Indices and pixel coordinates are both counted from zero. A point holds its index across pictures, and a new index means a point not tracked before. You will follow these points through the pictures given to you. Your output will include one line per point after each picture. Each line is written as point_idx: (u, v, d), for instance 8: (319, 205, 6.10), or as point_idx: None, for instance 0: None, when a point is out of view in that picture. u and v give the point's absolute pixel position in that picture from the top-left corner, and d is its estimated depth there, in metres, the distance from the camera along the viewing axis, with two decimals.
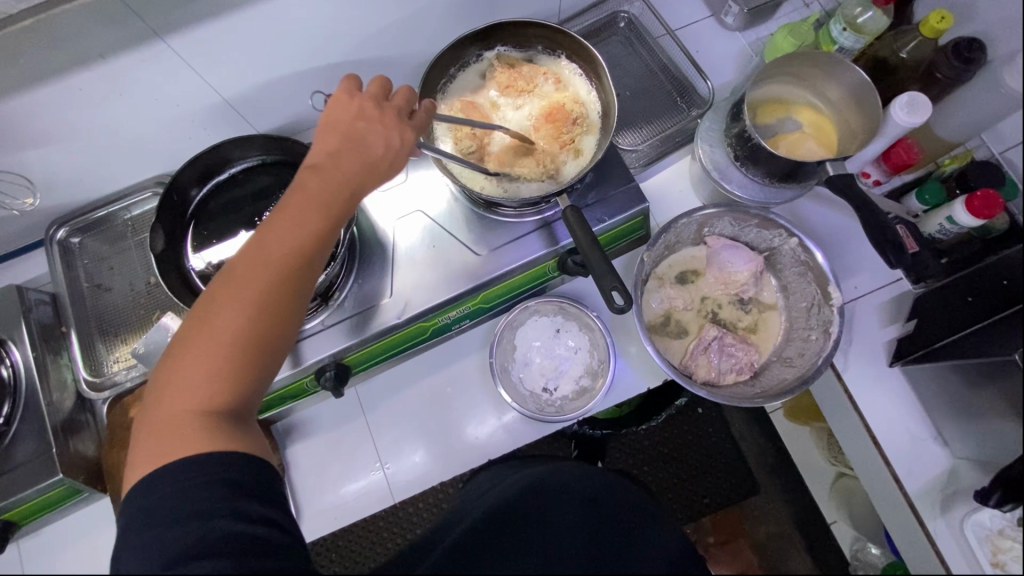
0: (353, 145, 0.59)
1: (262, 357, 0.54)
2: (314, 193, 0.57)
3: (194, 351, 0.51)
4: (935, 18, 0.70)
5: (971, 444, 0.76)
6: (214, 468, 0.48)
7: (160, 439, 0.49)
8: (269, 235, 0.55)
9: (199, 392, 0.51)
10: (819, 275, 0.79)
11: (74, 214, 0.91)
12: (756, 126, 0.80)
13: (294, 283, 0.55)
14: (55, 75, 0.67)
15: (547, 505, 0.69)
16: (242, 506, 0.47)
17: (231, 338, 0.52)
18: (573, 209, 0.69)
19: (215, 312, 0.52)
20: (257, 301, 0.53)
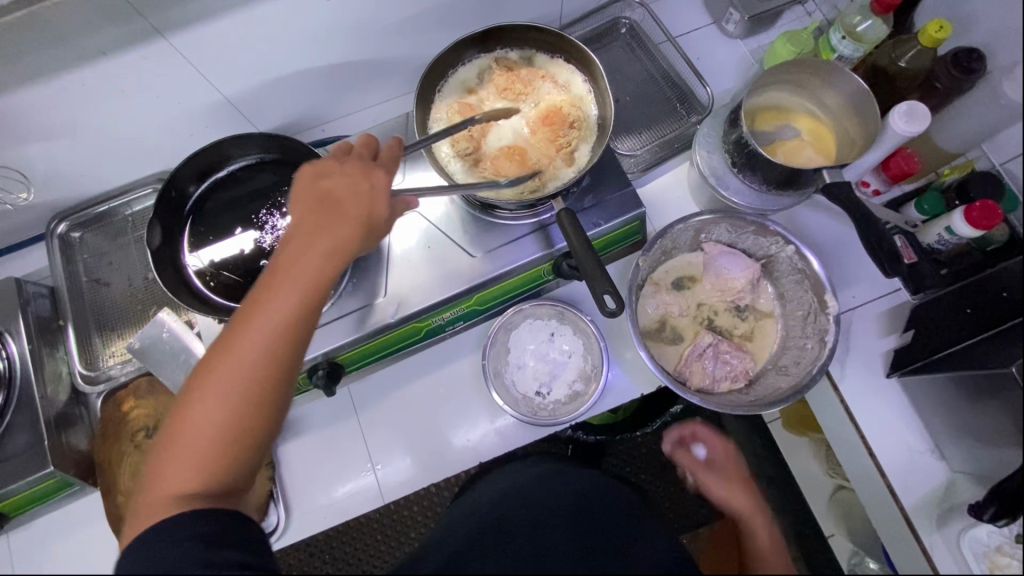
0: (327, 214, 0.58)
1: (246, 440, 0.52)
2: (292, 268, 0.56)
3: (172, 433, 0.51)
4: (934, 27, 0.69)
5: (968, 458, 0.75)
6: (195, 526, 0.48)
7: (147, 521, 0.49)
8: (245, 317, 0.54)
9: (182, 477, 0.50)
10: (815, 283, 0.78)
11: (75, 209, 0.91)
12: (755, 133, 0.80)
13: (274, 363, 0.53)
14: (57, 71, 0.68)
15: (537, 514, 0.69)
16: (209, 554, 0.47)
17: (211, 424, 0.51)
18: (568, 212, 0.69)
19: (194, 398, 0.51)
20: (234, 386, 0.52)
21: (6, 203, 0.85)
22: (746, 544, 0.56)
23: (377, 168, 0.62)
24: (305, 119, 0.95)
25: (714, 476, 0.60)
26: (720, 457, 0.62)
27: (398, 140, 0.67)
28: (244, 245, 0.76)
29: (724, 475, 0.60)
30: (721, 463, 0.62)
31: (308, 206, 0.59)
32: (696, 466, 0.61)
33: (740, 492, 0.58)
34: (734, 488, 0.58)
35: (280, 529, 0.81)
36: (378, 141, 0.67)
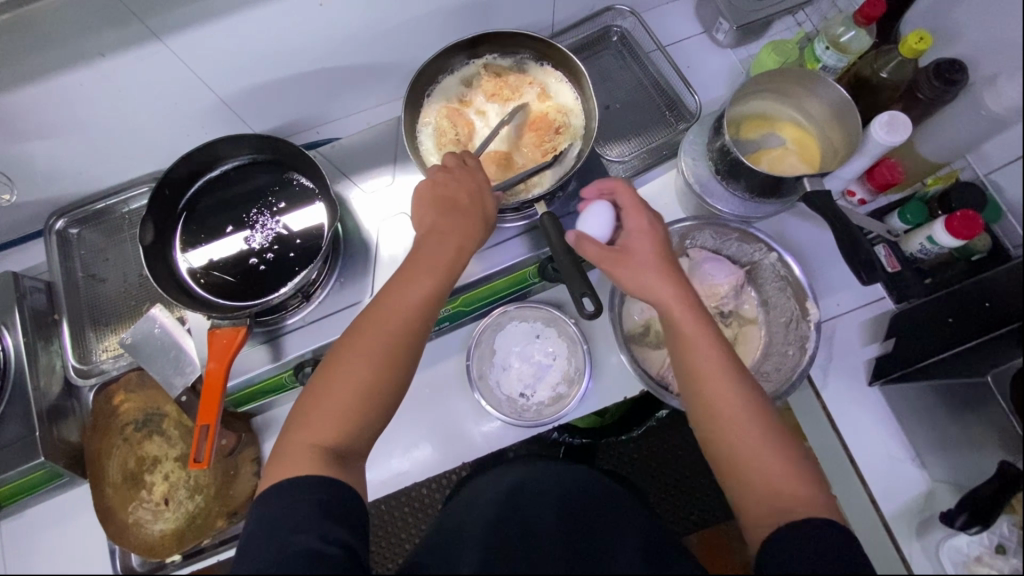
0: (448, 211, 0.66)
1: (379, 403, 0.60)
2: (422, 255, 0.65)
3: (321, 391, 0.59)
4: (914, 38, 0.70)
5: (948, 466, 0.75)
6: (303, 491, 0.52)
7: (286, 465, 0.56)
8: (389, 297, 0.63)
9: (325, 429, 0.58)
10: (798, 289, 0.79)
11: (73, 206, 0.93)
12: (739, 141, 0.81)
13: (410, 337, 0.62)
14: (58, 70, 0.70)
15: (527, 507, 0.68)
16: (327, 527, 0.50)
17: (356, 385, 0.59)
18: (551, 216, 0.70)
19: (342, 362, 0.60)
20: (380, 356, 0.60)
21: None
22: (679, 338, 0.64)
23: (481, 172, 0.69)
24: (301, 122, 0.97)
25: (632, 258, 0.66)
26: (639, 238, 0.67)
27: (461, 153, 0.72)
28: (236, 246, 0.78)
29: (638, 266, 0.66)
30: (641, 250, 0.66)
31: (431, 203, 0.67)
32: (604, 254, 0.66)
33: (656, 280, 0.65)
34: (651, 280, 0.65)
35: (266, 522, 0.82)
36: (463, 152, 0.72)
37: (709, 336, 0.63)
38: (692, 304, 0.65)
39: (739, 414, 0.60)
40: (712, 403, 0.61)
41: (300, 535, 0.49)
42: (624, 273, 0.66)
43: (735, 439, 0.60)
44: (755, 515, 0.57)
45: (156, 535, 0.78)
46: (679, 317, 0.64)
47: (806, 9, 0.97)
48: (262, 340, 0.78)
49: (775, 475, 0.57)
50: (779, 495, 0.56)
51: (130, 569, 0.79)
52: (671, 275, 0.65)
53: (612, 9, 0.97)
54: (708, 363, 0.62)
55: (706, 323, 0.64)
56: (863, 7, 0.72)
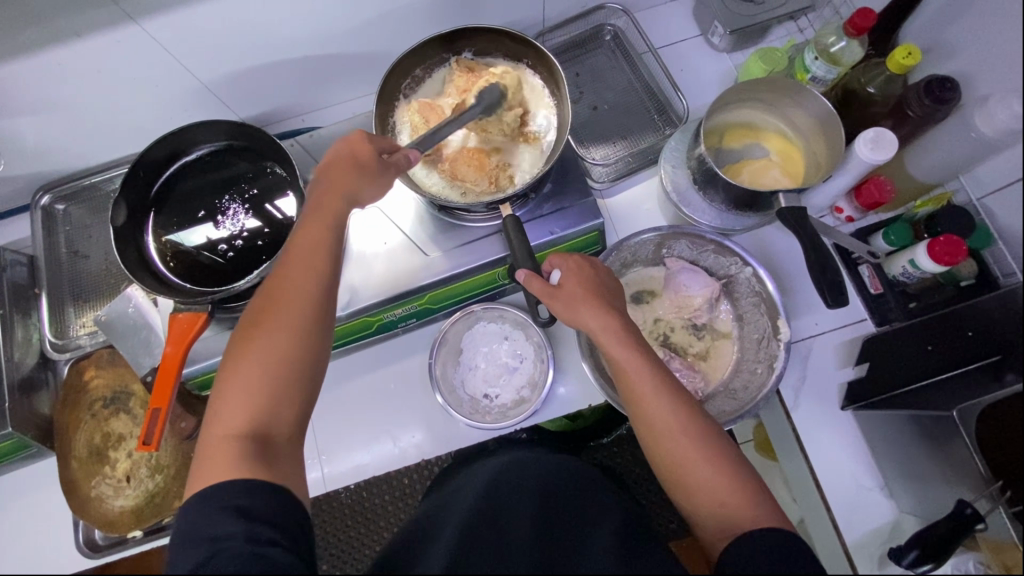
0: (343, 187, 0.64)
1: (291, 378, 0.58)
2: (319, 235, 0.62)
3: (232, 379, 0.57)
4: (902, 53, 0.67)
5: (915, 498, 0.73)
6: (229, 496, 0.50)
7: (209, 467, 0.52)
8: (278, 282, 0.61)
9: (238, 415, 0.55)
10: (771, 307, 0.77)
11: (61, 181, 0.94)
12: (718, 152, 0.79)
13: (310, 313, 0.60)
14: (34, 48, 0.71)
15: (504, 512, 0.60)
16: (252, 528, 0.48)
17: (261, 367, 0.57)
18: (514, 219, 0.71)
19: (245, 355, 0.58)
20: (274, 331, 0.58)
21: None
22: (630, 392, 0.63)
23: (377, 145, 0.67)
24: (286, 109, 0.97)
25: (565, 295, 0.65)
26: (569, 275, 0.67)
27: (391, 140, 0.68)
28: (207, 230, 0.79)
29: (568, 300, 0.65)
30: (569, 285, 0.66)
31: (326, 181, 0.64)
32: (546, 293, 0.65)
33: (586, 310, 0.64)
34: (581, 309, 0.64)
35: None
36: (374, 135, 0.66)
37: (632, 355, 0.62)
38: (620, 328, 0.64)
39: (673, 427, 0.60)
40: (648, 423, 0.61)
41: (228, 541, 0.47)
42: (558, 307, 0.65)
43: (695, 477, 0.58)
44: (709, 531, 0.56)
45: (116, 511, 0.80)
46: (609, 345, 0.63)
47: (807, 16, 0.93)
48: (228, 325, 0.76)
49: (721, 492, 0.56)
50: (723, 510, 0.56)
51: (93, 544, 0.80)
52: (598, 303, 0.64)
53: (605, 7, 0.95)
54: (657, 413, 0.61)
55: (632, 343, 0.63)
56: (853, 17, 0.69)
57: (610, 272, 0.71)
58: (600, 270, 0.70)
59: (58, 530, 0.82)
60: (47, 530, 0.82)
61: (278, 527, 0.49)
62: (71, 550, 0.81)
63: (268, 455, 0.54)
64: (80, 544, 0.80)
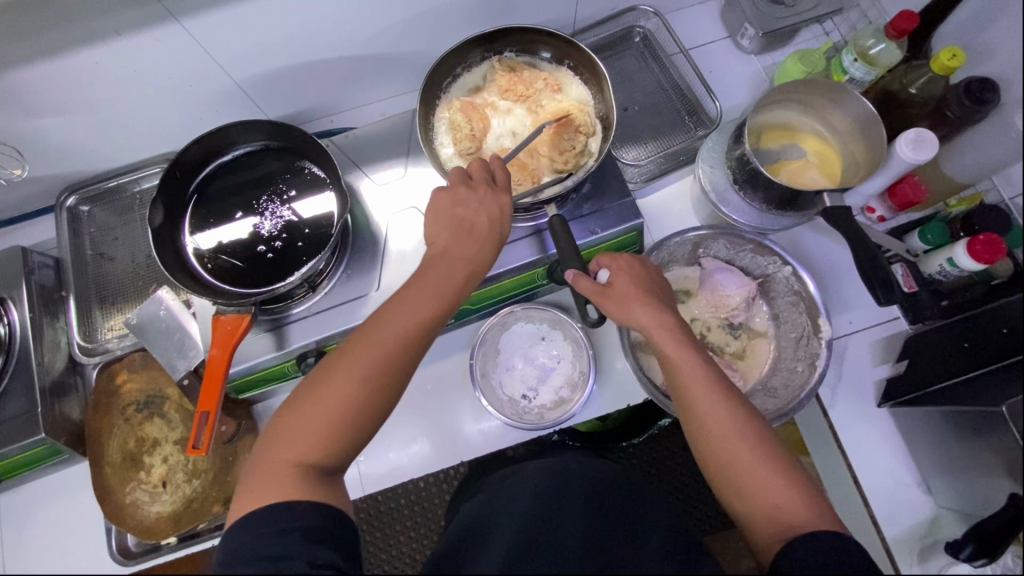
0: (462, 233, 0.64)
1: (371, 416, 0.57)
2: (432, 282, 0.62)
3: (306, 408, 0.56)
4: (947, 55, 0.69)
5: (954, 494, 0.74)
6: (288, 519, 0.49)
7: (267, 480, 0.52)
8: (385, 318, 0.60)
9: (304, 445, 0.54)
10: (810, 306, 0.78)
11: (85, 183, 0.93)
12: (758, 151, 0.80)
13: (406, 355, 0.59)
14: (73, 47, 0.69)
15: (551, 507, 0.59)
16: (316, 552, 0.47)
17: (342, 407, 0.56)
18: (559, 219, 0.70)
19: (325, 385, 0.57)
20: (366, 372, 0.57)
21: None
22: (683, 395, 0.63)
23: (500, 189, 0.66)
24: (315, 109, 0.97)
25: (616, 293, 0.65)
26: (618, 273, 0.67)
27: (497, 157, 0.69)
28: (244, 231, 0.77)
29: (621, 299, 0.65)
30: (619, 282, 0.66)
31: (445, 218, 0.64)
32: (595, 292, 0.65)
33: (639, 308, 0.65)
34: (634, 307, 0.65)
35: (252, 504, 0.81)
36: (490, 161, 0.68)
37: (686, 355, 0.63)
38: (673, 327, 0.65)
39: (725, 427, 0.60)
40: (701, 422, 0.61)
41: (288, 562, 0.46)
42: (609, 305, 0.65)
43: (749, 482, 0.57)
44: (760, 533, 0.55)
45: (153, 517, 0.79)
46: (663, 342, 0.64)
47: (834, 18, 0.94)
48: (265, 328, 0.76)
49: (776, 495, 0.56)
50: (778, 511, 0.55)
51: (127, 552, 0.79)
52: (650, 301, 0.65)
53: (635, 9, 0.96)
54: (712, 416, 0.60)
55: (689, 344, 0.64)
56: (895, 19, 0.71)
57: (657, 270, 0.72)
58: (648, 267, 0.70)
59: (90, 537, 0.80)
60: (78, 537, 0.80)
61: (334, 547, 0.49)
62: (106, 558, 0.79)
63: (330, 484, 0.54)
64: (113, 552, 0.79)
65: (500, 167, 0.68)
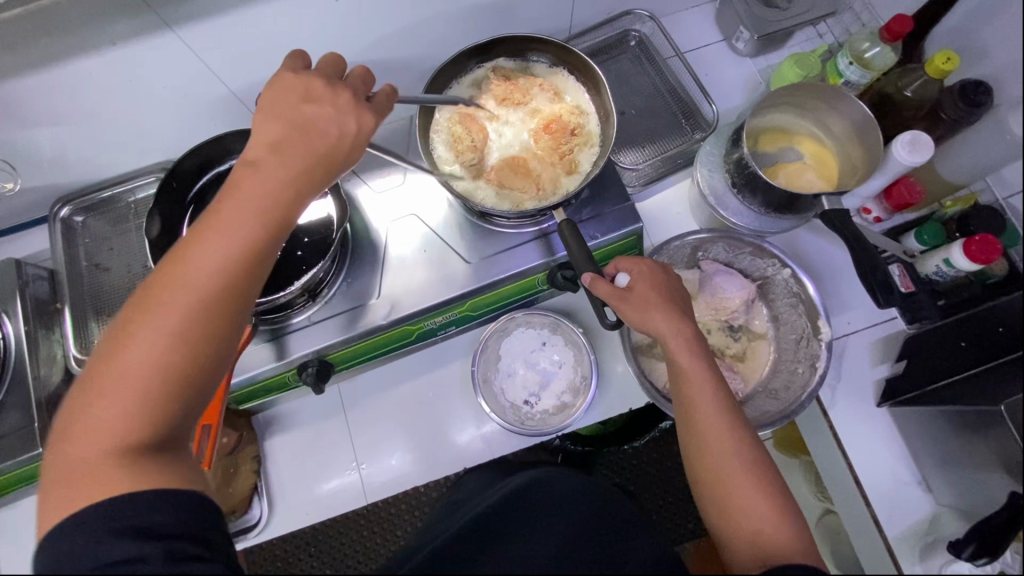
0: (298, 139, 0.51)
1: (199, 367, 0.48)
2: (247, 201, 0.50)
3: (110, 377, 0.46)
4: (941, 58, 0.70)
5: (955, 491, 0.74)
6: (131, 514, 0.43)
7: (82, 469, 0.44)
8: (191, 248, 0.48)
9: (117, 422, 0.45)
10: (810, 308, 0.79)
11: (79, 193, 0.92)
12: (756, 154, 0.80)
13: (230, 287, 0.49)
14: (65, 57, 0.69)
15: (541, 501, 0.60)
16: (174, 544, 0.43)
17: (150, 364, 0.46)
18: (569, 223, 0.70)
19: (128, 342, 0.46)
20: (178, 320, 0.47)
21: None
22: (692, 402, 0.62)
23: (363, 103, 0.55)
24: None
25: (636, 299, 0.65)
26: (638, 278, 0.67)
27: (393, 88, 0.58)
28: None
29: (639, 303, 0.65)
30: (640, 287, 0.66)
31: (279, 125, 0.52)
32: (612, 295, 0.65)
33: (657, 315, 0.64)
34: (652, 313, 0.64)
35: (264, 516, 0.81)
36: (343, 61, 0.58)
37: (699, 364, 0.63)
38: (690, 335, 0.64)
39: (726, 446, 0.60)
40: (703, 436, 0.61)
41: (140, 564, 0.42)
42: (627, 310, 0.65)
43: (741, 504, 0.57)
44: (740, 556, 0.56)
45: None
46: (676, 349, 0.63)
47: (828, 21, 0.95)
48: (265, 338, 0.75)
49: (760, 521, 0.56)
50: (761, 537, 0.55)
51: None
52: (670, 309, 0.65)
53: (631, 13, 0.96)
54: (716, 431, 0.60)
55: (704, 356, 0.63)
56: (891, 24, 0.72)
57: (678, 281, 0.71)
58: (671, 277, 0.69)
59: None
60: None
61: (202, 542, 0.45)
62: None
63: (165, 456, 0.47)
64: None
65: (361, 73, 0.58)
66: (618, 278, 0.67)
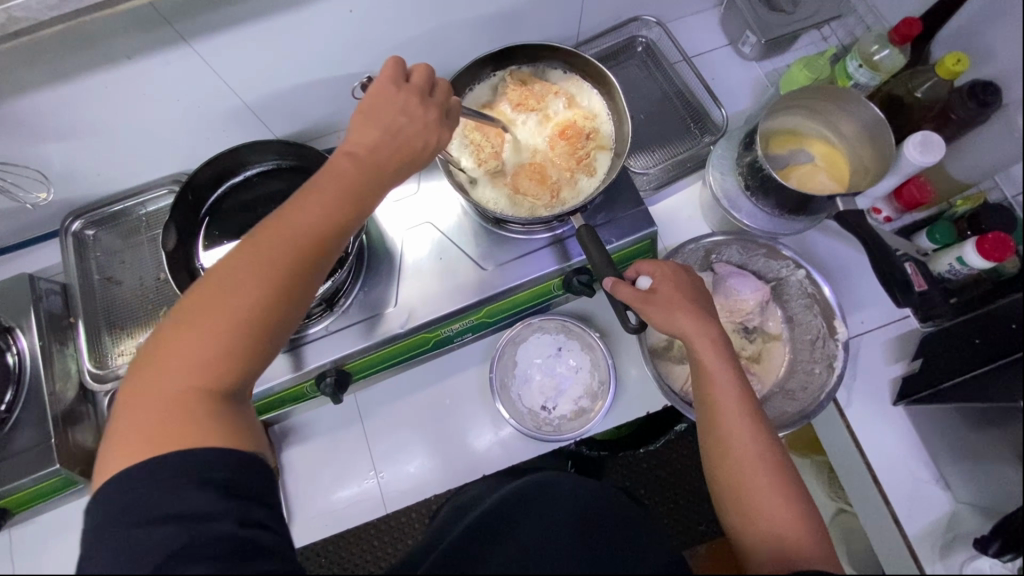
0: (392, 141, 0.58)
1: (271, 333, 0.53)
2: (345, 186, 0.56)
3: (203, 322, 0.50)
4: (952, 60, 0.72)
5: (973, 488, 0.75)
6: (195, 471, 0.45)
7: (156, 418, 0.47)
8: (290, 217, 0.54)
9: (202, 367, 0.49)
10: (825, 308, 0.80)
11: (90, 207, 0.92)
12: (769, 156, 0.80)
13: (311, 263, 0.54)
14: (82, 72, 0.69)
15: (529, 512, 0.60)
16: (243, 509, 0.45)
17: (240, 317, 0.51)
18: (588, 228, 0.71)
19: (222, 291, 0.51)
20: (272, 280, 0.52)
21: (25, 202, 0.86)
22: (717, 401, 0.63)
23: (444, 120, 0.62)
24: (322, 127, 0.97)
25: (663, 300, 0.65)
26: (662, 281, 0.67)
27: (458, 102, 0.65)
28: None
29: (664, 303, 0.65)
30: (664, 289, 0.66)
31: (377, 122, 0.58)
32: (639, 295, 0.65)
33: (682, 315, 0.65)
34: (677, 314, 0.65)
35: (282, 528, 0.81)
36: (436, 74, 0.63)
37: (726, 365, 0.63)
38: (715, 337, 0.64)
39: (750, 446, 0.60)
40: (727, 436, 0.61)
41: (215, 521, 0.43)
42: (652, 311, 0.65)
43: (761, 506, 0.57)
44: (758, 556, 0.56)
45: None
46: (701, 351, 0.64)
47: (832, 24, 0.96)
48: (282, 348, 0.75)
49: (780, 522, 0.56)
50: (781, 538, 0.55)
51: None
52: (695, 311, 0.65)
53: (638, 19, 0.97)
54: (741, 431, 0.60)
55: (729, 358, 0.64)
56: (898, 25, 0.74)
57: (700, 283, 0.71)
58: (693, 278, 0.70)
59: None
60: None
61: (265, 505, 0.47)
62: None
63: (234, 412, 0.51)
64: None
65: (445, 88, 0.63)
66: (640, 280, 0.68)
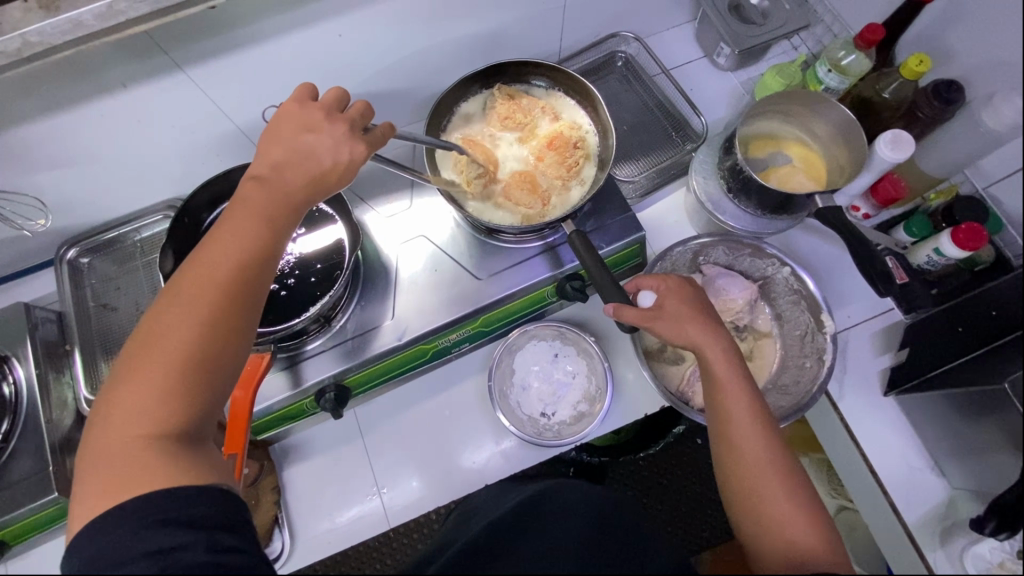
0: (296, 160, 0.59)
1: (212, 373, 0.52)
2: (257, 209, 0.57)
3: (143, 365, 0.50)
4: (915, 61, 0.75)
5: (966, 473, 0.76)
6: (175, 507, 0.45)
7: (119, 465, 0.47)
8: (208, 249, 0.54)
9: (148, 411, 0.48)
10: (812, 302, 0.82)
11: (85, 235, 0.92)
12: (748, 160, 0.83)
13: (241, 294, 0.54)
14: (76, 102, 0.70)
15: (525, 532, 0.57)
16: (217, 537, 0.45)
17: (176, 353, 0.50)
18: (579, 234, 0.73)
19: (156, 331, 0.51)
20: (204, 311, 0.52)
21: (24, 229, 0.87)
22: (722, 410, 0.64)
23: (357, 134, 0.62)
24: None
25: (668, 313, 0.68)
26: (667, 296, 0.70)
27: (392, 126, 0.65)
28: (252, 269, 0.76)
29: (672, 318, 0.67)
30: (670, 304, 0.69)
31: (280, 147, 0.59)
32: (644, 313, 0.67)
33: (691, 328, 0.67)
34: (686, 326, 0.67)
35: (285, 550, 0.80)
36: (349, 96, 0.65)
37: (734, 374, 0.65)
38: (725, 346, 0.66)
39: (763, 457, 0.61)
40: (735, 447, 0.62)
41: (181, 551, 0.43)
42: (662, 325, 0.67)
43: (771, 513, 0.58)
44: (771, 564, 0.56)
45: None
46: (712, 360, 0.65)
47: (801, 34, 1.00)
48: (283, 365, 0.76)
49: (791, 529, 0.57)
50: (791, 547, 0.56)
51: None
52: (702, 322, 0.67)
53: (616, 35, 1.01)
54: (749, 440, 0.62)
55: (739, 368, 0.65)
56: (863, 32, 0.78)
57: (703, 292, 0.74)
58: (697, 290, 0.72)
59: None
60: None
61: (235, 531, 0.47)
62: None
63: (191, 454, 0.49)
64: None
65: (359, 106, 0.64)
66: (641, 297, 0.72)
